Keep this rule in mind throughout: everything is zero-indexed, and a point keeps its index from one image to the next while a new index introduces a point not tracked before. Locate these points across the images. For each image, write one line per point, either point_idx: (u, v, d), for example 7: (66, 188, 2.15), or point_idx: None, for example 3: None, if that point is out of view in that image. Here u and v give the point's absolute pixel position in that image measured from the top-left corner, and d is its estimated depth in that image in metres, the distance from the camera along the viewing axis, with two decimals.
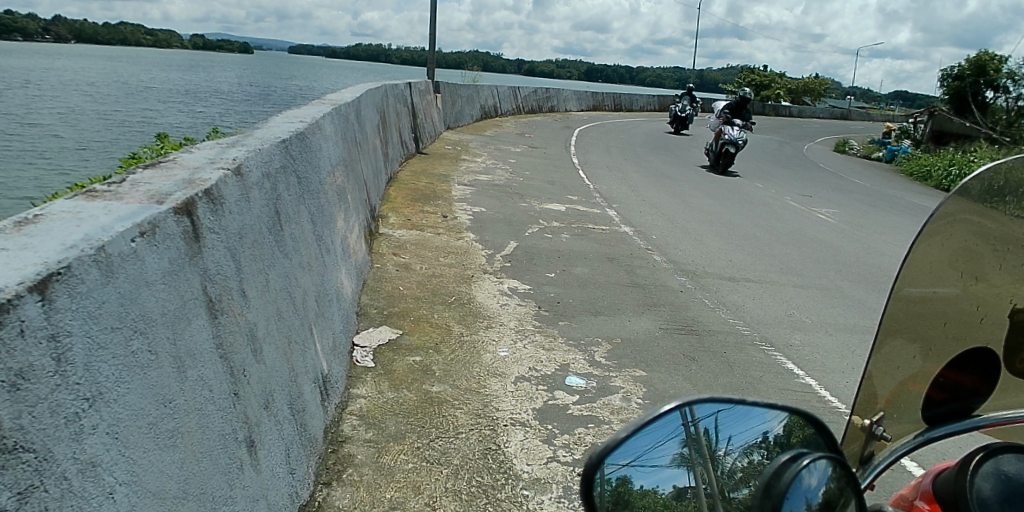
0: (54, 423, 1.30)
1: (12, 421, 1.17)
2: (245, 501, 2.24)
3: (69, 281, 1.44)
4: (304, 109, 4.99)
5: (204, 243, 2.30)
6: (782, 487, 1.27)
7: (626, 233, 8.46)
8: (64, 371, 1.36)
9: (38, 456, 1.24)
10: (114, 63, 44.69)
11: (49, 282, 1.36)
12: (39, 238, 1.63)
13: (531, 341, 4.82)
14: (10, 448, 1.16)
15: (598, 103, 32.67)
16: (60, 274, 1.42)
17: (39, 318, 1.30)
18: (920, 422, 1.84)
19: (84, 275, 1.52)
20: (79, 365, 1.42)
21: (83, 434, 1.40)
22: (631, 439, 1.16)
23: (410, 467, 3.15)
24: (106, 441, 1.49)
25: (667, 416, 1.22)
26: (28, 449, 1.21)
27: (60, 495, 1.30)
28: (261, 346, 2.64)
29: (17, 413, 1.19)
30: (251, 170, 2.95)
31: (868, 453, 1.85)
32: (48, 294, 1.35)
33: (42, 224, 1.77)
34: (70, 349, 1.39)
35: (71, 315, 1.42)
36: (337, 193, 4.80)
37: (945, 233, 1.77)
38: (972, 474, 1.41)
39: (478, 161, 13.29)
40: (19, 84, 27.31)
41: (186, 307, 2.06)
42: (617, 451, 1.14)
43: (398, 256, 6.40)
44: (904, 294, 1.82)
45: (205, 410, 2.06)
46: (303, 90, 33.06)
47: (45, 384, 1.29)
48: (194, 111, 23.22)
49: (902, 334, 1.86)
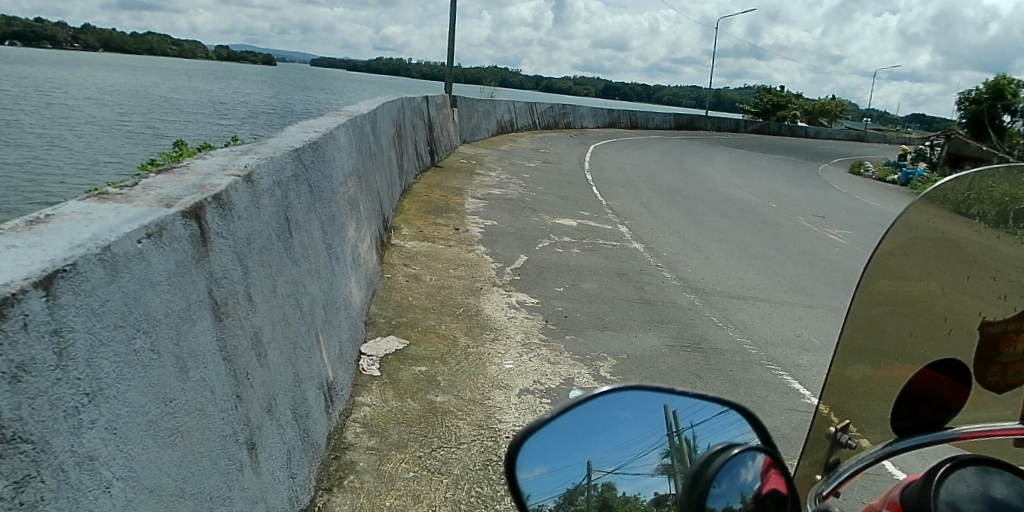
0: (53, 416, 1.34)
1: (11, 412, 1.21)
2: (244, 502, 2.27)
3: (74, 279, 1.49)
4: (319, 121, 5.06)
5: (212, 247, 2.36)
6: (711, 475, 1.20)
7: (637, 249, 8.43)
8: (65, 366, 1.40)
9: (36, 447, 1.27)
10: (132, 73, 45.26)
11: (53, 279, 1.41)
12: (47, 237, 1.67)
13: (537, 355, 4.81)
14: (8, 438, 1.19)
15: (614, 119, 32.68)
16: (65, 270, 1.46)
17: (43, 313, 1.34)
18: (890, 433, 1.82)
19: (90, 272, 1.57)
20: (78, 363, 1.45)
21: (82, 428, 1.43)
22: (575, 436, 1.22)
23: (411, 476, 3.15)
24: (105, 435, 1.52)
25: (612, 405, 1.28)
26: (26, 439, 1.24)
27: (57, 486, 1.33)
28: (266, 351, 2.67)
29: (17, 403, 1.22)
30: (263, 177, 3.00)
31: (834, 462, 1.82)
32: (53, 291, 1.40)
33: (51, 224, 1.81)
34: (72, 345, 1.44)
35: (75, 312, 1.47)
36: (349, 203, 4.84)
37: (903, 234, 1.81)
38: (936, 484, 1.39)
39: (492, 176, 13.33)
40: (41, 96, 27.71)
41: (190, 308, 2.11)
42: (551, 447, 1.20)
43: (408, 267, 6.43)
44: (865, 297, 1.84)
45: (206, 411, 2.09)
46: (320, 104, 33.45)
47: (46, 378, 1.33)
48: (210, 123, 23.45)
49: (862, 340, 1.86)
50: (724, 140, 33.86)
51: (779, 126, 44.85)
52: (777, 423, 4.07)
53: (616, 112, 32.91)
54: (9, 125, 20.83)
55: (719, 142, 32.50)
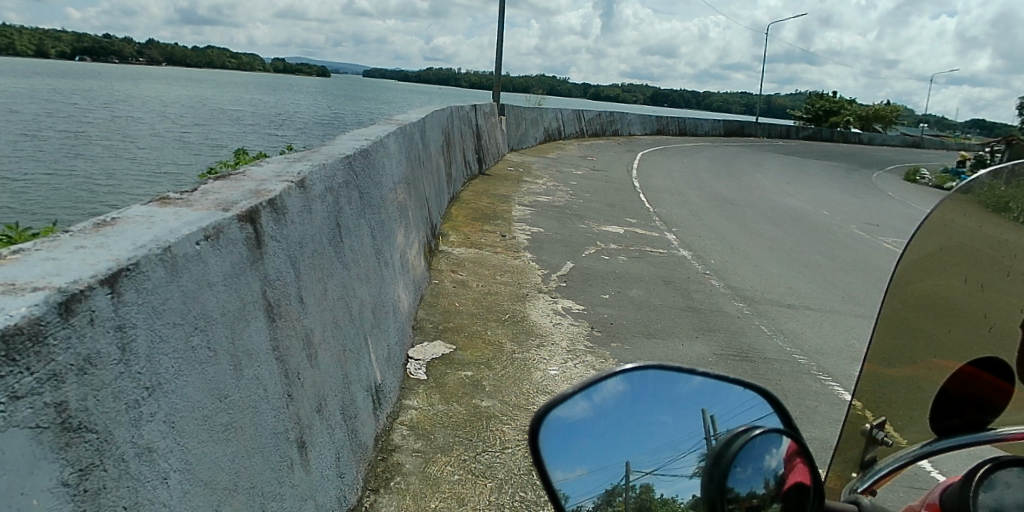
0: (115, 408, 1.51)
1: (79, 402, 1.38)
2: (294, 500, 2.37)
3: (136, 277, 1.69)
4: (370, 129, 5.19)
5: (265, 250, 2.49)
6: (732, 455, 1.26)
7: (685, 257, 8.31)
8: (128, 360, 1.59)
9: (100, 436, 1.44)
10: (195, 87, 47.31)
11: (117, 276, 1.60)
12: (115, 241, 1.96)
13: (582, 361, 4.80)
14: (76, 427, 1.36)
15: (662, 127, 32.31)
16: (128, 269, 1.67)
17: (108, 309, 1.54)
18: (930, 433, 1.85)
19: (151, 272, 1.77)
20: (139, 356, 1.64)
21: (143, 421, 1.61)
22: (601, 431, 1.32)
23: (456, 479, 3.20)
24: (162, 429, 1.70)
25: (630, 400, 1.38)
26: (91, 430, 1.41)
27: (118, 475, 1.49)
28: (317, 351, 2.77)
29: (83, 394, 1.40)
30: (315, 183, 3.11)
31: (870, 459, 1.87)
32: (117, 289, 1.59)
33: (118, 228, 2.08)
34: (134, 340, 1.63)
35: (137, 309, 1.67)
36: (398, 209, 4.96)
37: (936, 233, 1.89)
38: (976, 484, 1.34)
39: (540, 183, 13.37)
40: (112, 111, 29.28)
41: (245, 309, 2.28)
42: (575, 436, 1.29)
43: (455, 273, 6.53)
44: (896, 296, 1.93)
45: (258, 408, 2.25)
46: (372, 114, 34.22)
47: (110, 371, 1.51)
48: (267, 134, 24.29)
49: (898, 336, 1.95)
50: (776, 147, 33.02)
51: (835, 132, 43.42)
52: (826, 435, 3.95)
53: (665, 120, 32.53)
54: (83, 138, 22.06)
55: (771, 148, 31.70)
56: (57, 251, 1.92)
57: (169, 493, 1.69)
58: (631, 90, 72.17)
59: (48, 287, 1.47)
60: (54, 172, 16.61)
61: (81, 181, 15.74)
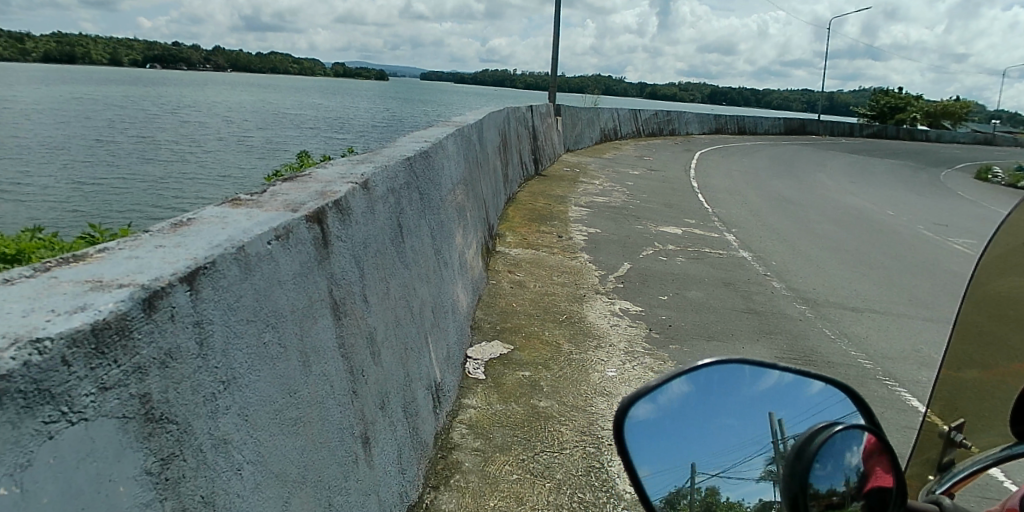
0: (194, 401, 1.58)
1: (161, 395, 1.45)
2: (359, 494, 2.42)
3: (213, 275, 1.77)
4: (429, 131, 5.26)
5: (333, 250, 2.55)
6: (814, 452, 1.21)
7: (744, 258, 8.11)
8: (205, 355, 1.66)
9: (180, 428, 1.51)
10: (261, 93, 49.19)
11: (195, 275, 1.68)
12: (192, 241, 2.02)
13: (641, 363, 4.74)
14: (158, 418, 1.44)
15: (720, 126, 31.66)
16: (206, 267, 1.74)
17: (187, 306, 1.61)
18: (1009, 438, 1.76)
19: (227, 270, 1.84)
20: (216, 351, 1.71)
21: (219, 414, 1.68)
22: (673, 435, 1.43)
23: (514, 478, 3.20)
24: (237, 421, 1.77)
25: (699, 403, 1.46)
26: (171, 421, 1.48)
27: (196, 465, 1.56)
28: (380, 350, 2.82)
29: (165, 387, 1.48)
30: (378, 185, 3.16)
31: (947, 462, 1.83)
32: (196, 286, 1.67)
33: (194, 228, 2.16)
34: (211, 335, 1.70)
35: (214, 306, 1.74)
36: (457, 210, 5.01)
37: (1018, 234, 1.95)
38: None
39: (597, 184, 13.29)
40: (185, 118, 30.76)
41: (313, 307, 2.34)
42: (652, 440, 1.43)
43: (513, 274, 6.55)
44: (976, 297, 1.99)
45: (325, 404, 2.30)
46: (429, 116, 34.77)
47: (189, 365, 1.58)
48: (328, 137, 25.03)
49: (976, 337, 1.97)
50: (841, 145, 31.83)
51: (903, 129, 41.55)
52: (894, 441, 3.77)
53: (723, 118, 31.85)
54: (157, 143, 23.26)
55: (835, 147, 30.58)
56: (138, 250, 2.00)
57: (243, 485, 1.75)
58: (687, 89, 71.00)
59: (134, 284, 1.56)
60: (132, 177, 17.60)
61: (156, 185, 16.60)
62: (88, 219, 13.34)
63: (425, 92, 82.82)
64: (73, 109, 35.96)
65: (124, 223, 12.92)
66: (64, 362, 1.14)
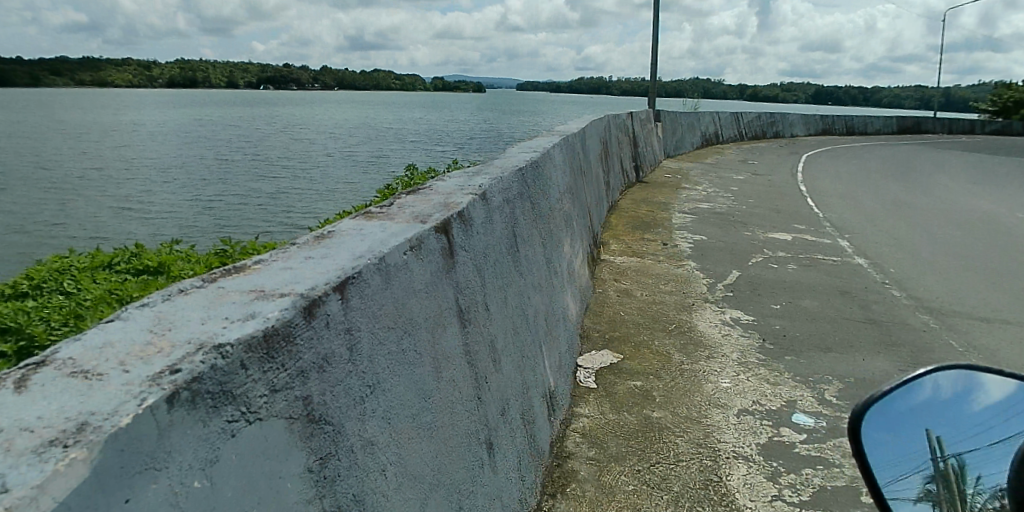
0: (346, 403, 1.66)
1: (319, 397, 1.54)
2: (485, 498, 2.46)
3: (360, 284, 1.86)
4: (537, 141, 5.33)
5: (458, 259, 2.62)
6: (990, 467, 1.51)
7: (861, 265, 7.69)
8: (355, 360, 1.74)
9: (335, 428, 1.59)
10: (362, 111, 51.59)
11: (345, 284, 1.78)
12: (334, 252, 2.14)
13: (755, 374, 4.58)
14: (318, 418, 1.52)
15: (826, 127, 30.20)
16: (353, 277, 1.84)
17: (339, 313, 1.71)
18: None
19: (370, 279, 1.94)
20: (364, 356, 1.79)
21: (367, 416, 1.76)
22: (885, 454, 1.87)
23: (631, 489, 3.16)
24: (382, 424, 1.84)
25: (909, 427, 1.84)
26: (329, 422, 1.57)
27: (350, 465, 1.63)
28: (500, 357, 2.87)
29: (323, 389, 1.57)
30: (494, 195, 3.23)
31: None
32: (346, 295, 1.77)
33: (336, 239, 2.29)
34: (359, 341, 1.78)
35: (361, 313, 1.83)
36: (564, 218, 5.03)
37: None
38: None
39: (699, 189, 13.01)
40: (297, 137, 32.76)
41: (442, 315, 2.41)
42: (878, 458, 1.89)
43: (619, 282, 6.51)
44: None
45: (454, 409, 2.35)
46: (526, 127, 35.21)
47: (342, 370, 1.67)
48: (428, 150, 25.89)
49: None
50: (964, 144, 29.45)
51: None
52: None
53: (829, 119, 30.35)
54: (270, 161, 24.92)
55: (957, 146, 28.34)
56: (290, 261, 2.13)
57: (388, 484, 1.81)
58: (785, 90, 68.20)
59: (293, 293, 1.68)
60: (249, 193, 18.97)
61: (272, 200, 17.78)
62: (217, 233, 14.52)
63: (516, 103, 83.60)
64: (200, 133, 39.28)
65: (250, 236, 13.97)
66: (242, 367, 1.27)
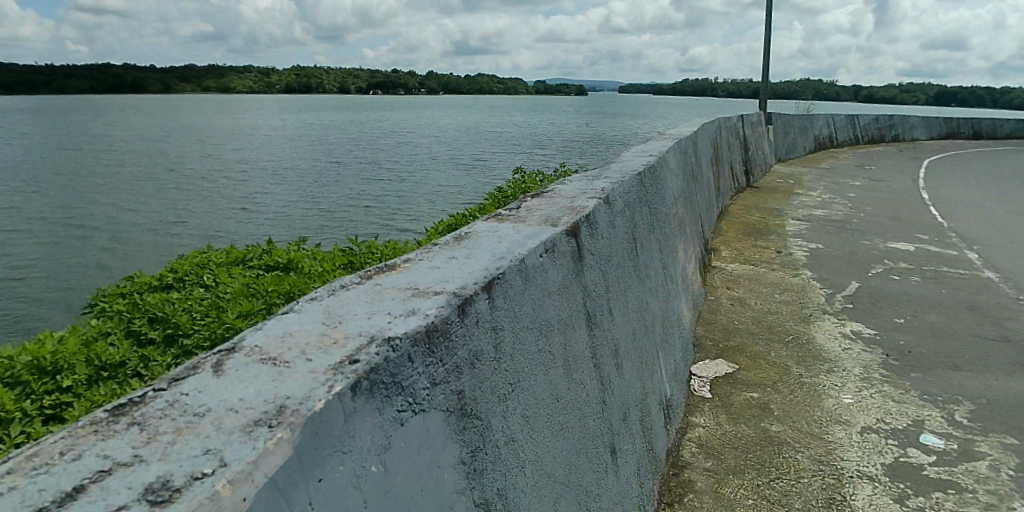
0: (493, 399, 1.72)
1: (472, 392, 1.60)
2: (609, 501, 2.47)
3: (504, 285, 1.92)
4: (652, 145, 5.30)
5: (584, 262, 2.65)
6: None
7: (992, 280, 7.17)
8: (501, 358, 1.80)
9: (484, 424, 1.65)
10: (460, 116, 52.89)
11: (491, 284, 1.84)
12: (473, 253, 2.22)
13: (879, 391, 4.38)
14: (470, 413, 1.58)
15: (950, 130, 28.16)
16: (497, 278, 1.90)
17: (487, 311, 1.77)
18: None
19: (512, 280, 1.99)
20: (507, 354, 1.84)
21: (510, 413, 1.80)
22: None
23: (751, 503, 3.10)
24: (522, 421, 1.89)
25: None
26: (479, 416, 1.62)
27: (496, 459, 1.68)
28: (621, 361, 2.87)
29: (475, 385, 1.63)
30: (617, 199, 3.24)
31: None
32: (492, 294, 1.83)
33: (474, 240, 2.38)
34: (504, 340, 1.84)
35: (505, 313, 1.88)
36: (679, 224, 4.99)
37: None
38: None
39: (814, 195, 12.46)
40: (402, 142, 33.99)
41: (571, 317, 2.44)
42: None
43: (731, 290, 6.37)
44: None
45: (581, 411, 2.38)
46: (625, 132, 34.89)
47: (490, 367, 1.73)
48: (527, 154, 26.19)
49: None
50: None
51: None
52: None
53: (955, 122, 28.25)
54: (376, 164, 26.07)
55: None
56: (434, 260, 2.23)
57: (526, 480, 1.85)
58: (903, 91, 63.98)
59: (444, 291, 1.75)
60: (356, 195, 19.89)
61: (379, 202, 18.60)
62: (331, 232, 15.37)
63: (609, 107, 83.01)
64: (313, 137, 41.55)
65: (362, 235, 14.70)
66: (410, 359, 1.34)
